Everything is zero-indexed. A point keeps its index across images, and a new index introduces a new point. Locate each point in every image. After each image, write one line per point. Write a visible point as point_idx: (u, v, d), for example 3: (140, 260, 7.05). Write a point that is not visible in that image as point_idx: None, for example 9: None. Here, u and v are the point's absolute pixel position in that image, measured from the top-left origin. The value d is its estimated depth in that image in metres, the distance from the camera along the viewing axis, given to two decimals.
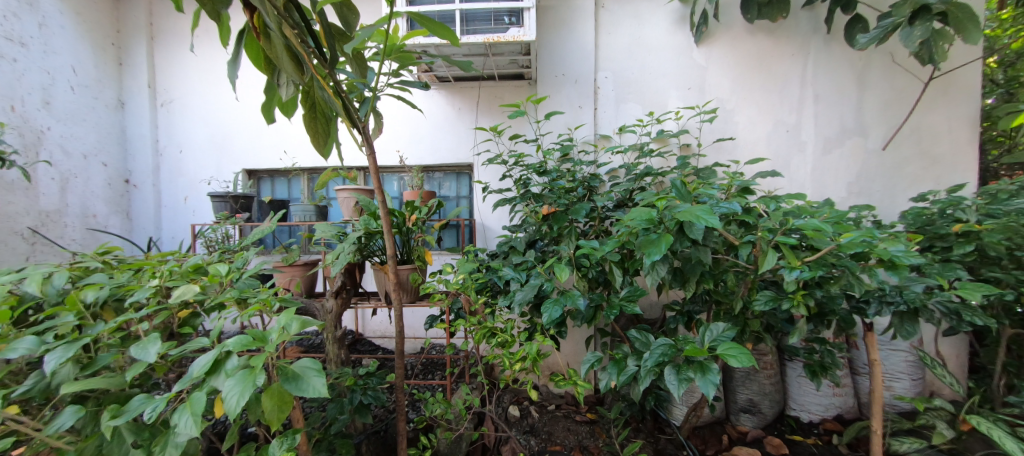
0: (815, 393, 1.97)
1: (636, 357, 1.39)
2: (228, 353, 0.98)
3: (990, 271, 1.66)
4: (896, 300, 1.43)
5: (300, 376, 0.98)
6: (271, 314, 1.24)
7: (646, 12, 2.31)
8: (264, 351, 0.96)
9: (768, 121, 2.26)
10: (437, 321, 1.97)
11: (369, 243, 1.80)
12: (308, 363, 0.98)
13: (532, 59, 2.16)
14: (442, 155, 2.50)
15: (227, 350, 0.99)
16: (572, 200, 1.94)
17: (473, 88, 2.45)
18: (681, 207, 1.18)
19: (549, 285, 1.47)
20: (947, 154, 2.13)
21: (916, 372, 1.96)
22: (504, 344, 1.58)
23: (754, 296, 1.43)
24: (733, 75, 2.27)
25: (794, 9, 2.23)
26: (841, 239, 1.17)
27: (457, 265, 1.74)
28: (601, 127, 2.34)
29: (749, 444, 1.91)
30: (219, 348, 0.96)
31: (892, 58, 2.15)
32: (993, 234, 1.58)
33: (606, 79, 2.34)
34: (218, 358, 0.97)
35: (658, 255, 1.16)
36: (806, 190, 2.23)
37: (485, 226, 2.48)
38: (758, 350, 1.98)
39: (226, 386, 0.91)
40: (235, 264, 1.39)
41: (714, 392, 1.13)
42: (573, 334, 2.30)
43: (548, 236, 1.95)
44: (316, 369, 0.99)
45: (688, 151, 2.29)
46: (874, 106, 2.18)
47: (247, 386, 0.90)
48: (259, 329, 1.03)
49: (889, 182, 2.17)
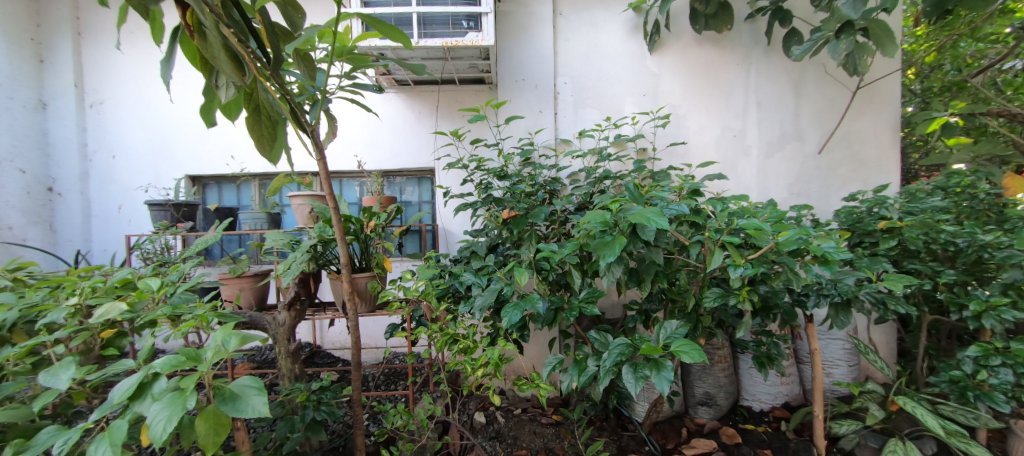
0: (764, 383, 2.09)
1: (596, 358, 1.42)
2: (156, 376, 0.91)
3: (911, 263, 1.81)
4: (831, 292, 1.53)
5: (238, 396, 0.93)
6: (209, 331, 1.16)
7: (601, 20, 2.37)
8: (197, 371, 0.90)
9: (717, 127, 2.38)
10: (399, 330, 1.92)
11: (325, 251, 1.74)
12: (247, 382, 0.93)
13: (492, 64, 2.16)
14: (402, 160, 2.46)
15: (154, 372, 0.92)
16: (532, 204, 1.96)
17: (432, 92, 2.41)
18: (634, 209, 1.22)
19: (509, 289, 1.46)
20: (873, 157, 2.32)
21: (852, 359, 2.11)
22: (466, 350, 1.57)
23: (704, 293, 1.50)
24: (684, 83, 2.38)
25: (737, 21, 2.36)
26: (779, 237, 1.25)
27: (417, 271, 1.72)
28: (561, 132, 2.38)
29: (706, 435, 1.99)
30: (145, 370, 0.89)
31: (824, 69, 2.33)
32: (912, 229, 1.74)
33: (565, 84, 2.39)
34: (143, 381, 0.90)
35: (613, 256, 1.19)
36: (751, 191, 2.36)
37: (447, 231, 2.44)
38: (712, 345, 2.07)
39: (152, 411, 0.84)
40: (169, 279, 1.30)
41: (669, 388, 1.16)
42: (536, 336, 2.31)
43: (508, 240, 1.96)
44: (257, 387, 0.94)
45: (644, 155, 2.37)
46: (810, 113, 2.35)
47: (176, 410, 0.84)
48: (192, 347, 0.97)
49: (825, 183, 2.34)
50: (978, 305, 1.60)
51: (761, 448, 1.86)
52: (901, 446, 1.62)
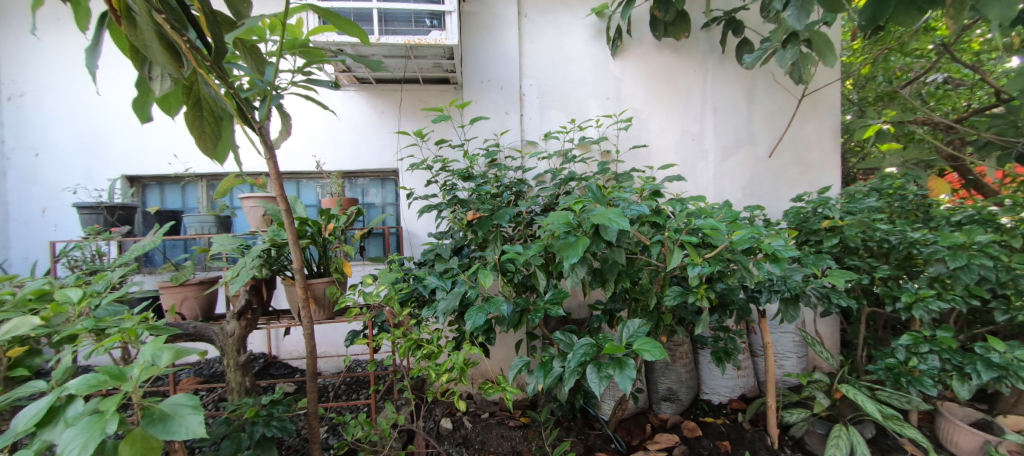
0: (722, 376, 2.17)
1: (561, 359, 1.42)
2: (72, 399, 0.85)
3: (852, 260, 1.94)
4: (781, 288, 1.62)
5: (170, 416, 0.87)
6: (138, 346, 1.08)
7: (565, 24, 2.40)
8: (120, 391, 0.84)
9: (676, 130, 2.46)
10: (359, 337, 1.85)
11: (279, 256, 1.65)
12: (181, 400, 0.88)
13: (456, 64, 2.13)
14: (364, 160, 2.38)
15: (67, 395, 0.86)
16: (496, 205, 1.95)
17: (395, 91, 2.35)
18: (597, 210, 1.23)
19: (473, 292, 1.44)
20: (817, 160, 2.47)
21: (801, 350, 2.23)
22: (430, 355, 1.53)
23: (665, 291, 1.54)
24: (645, 87, 2.44)
25: (694, 30, 2.45)
26: (733, 237, 1.30)
27: (378, 276, 1.67)
28: (527, 133, 2.39)
29: (669, 430, 2.04)
30: (58, 392, 0.83)
31: (773, 77, 2.45)
32: (851, 228, 1.86)
33: (530, 86, 2.39)
34: (55, 405, 0.83)
35: (576, 257, 1.20)
36: (708, 192, 2.46)
37: (411, 234, 2.39)
38: (674, 342, 2.13)
39: (65, 438, 0.77)
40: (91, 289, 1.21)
41: (632, 387, 1.17)
42: (502, 339, 2.30)
43: (473, 242, 1.93)
44: (192, 406, 0.89)
45: (608, 157, 2.41)
46: (761, 118, 2.47)
47: (92, 436, 0.77)
48: (115, 365, 0.90)
49: (775, 184, 2.47)
50: (910, 297, 1.73)
51: (720, 440, 1.92)
52: (845, 431, 1.73)
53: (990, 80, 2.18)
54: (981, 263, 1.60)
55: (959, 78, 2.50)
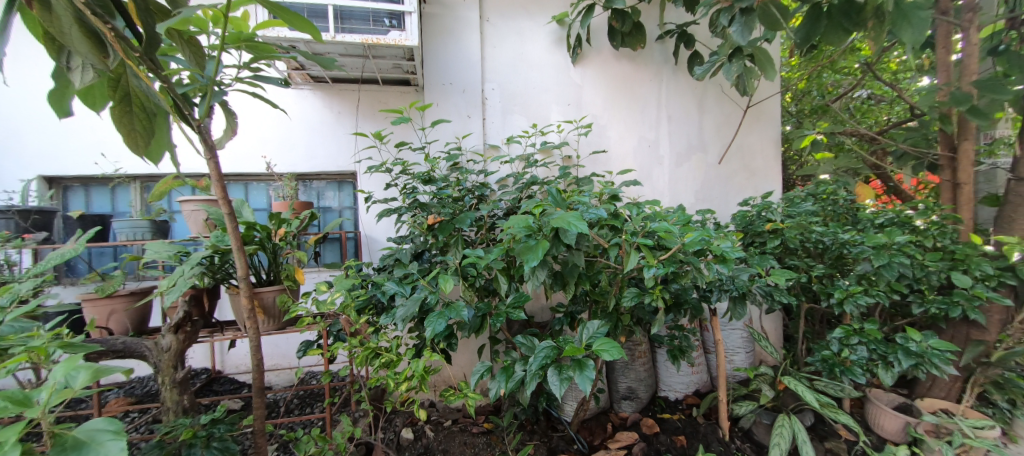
0: (678, 373, 2.26)
1: (522, 363, 1.42)
2: None
3: (792, 260, 2.08)
4: (730, 287, 1.70)
5: (87, 443, 0.82)
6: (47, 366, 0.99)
7: (526, 30, 2.42)
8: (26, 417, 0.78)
9: (634, 137, 2.54)
10: (313, 347, 1.76)
11: (224, 264, 1.55)
12: (100, 426, 0.84)
13: (417, 66, 2.09)
14: (319, 162, 2.29)
15: None
16: (457, 209, 1.93)
17: (352, 91, 2.27)
18: (556, 214, 1.24)
19: (433, 297, 1.41)
20: (761, 167, 2.63)
21: (748, 346, 2.36)
22: (389, 364, 1.48)
23: (623, 293, 1.58)
24: (604, 95, 2.51)
25: (649, 41, 2.55)
26: (685, 239, 1.36)
27: (333, 283, 1.61)
28: (490, 137, 2.38)
29: (629, 428, 2.08)
30: None
31: (722, 88, 2.59)
32: (791, 230, 2.00)
33: (493, 91, 2.39)
34: None
35: (536, 261, 1.20)
36: (664, 197, 2.55)
37: (370, 238, 2.31)
38: (633, 341, 2.19)
39: None
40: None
41: (591, 387, 1.19)
42: (465, 345, 2.27)
43: (434, 246, 1.90)
44: (113, 431, 0.84)
45: (569, 162, 2.45)
46: (711, 127, 2.60)
47: None
48: (18, 392, 0.85)
49: (725, 189, 2.61)
50: (842, 293, 1.87)
51: (676, 434, 1.98)
52: (788, 421, 1.84)
53: (905, 96, 2.42)
54: (900, 261, 1.76)
55: (880, 94, 2.76)
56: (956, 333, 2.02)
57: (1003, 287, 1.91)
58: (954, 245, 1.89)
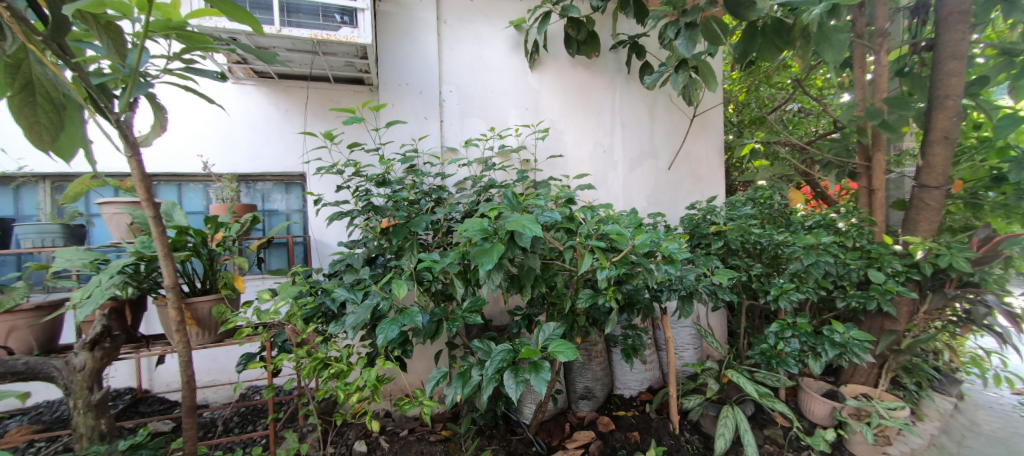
0: (632, 371, 2.33)
1: (479, 367, 1.41)
2: None
3: (734, 260, 2.21)
4: (678, 286, 1.78)
5: None
6: None
7: (484, 33, 2.41)
8: None
9: (590, 142, 2.60)
10: (255, 359, 1.64)
11: (151, 272, 1.43)
12: None
13: (371, 65, 2.02)
14: (263, 163, 2.15)
15: None
16: (413, 212, 1.88)
17: (300, 88, 2.16)
18: (511, 217, 1.25)
19: (386, 304, 1.36)
20: (706, 173, 2.79)
21: (696, 342, 2.48)
22: (339, 375, 1.41)
23: (578, 294, 1.61)
24: (561, 101, 2.55)
25: (604, 50, 2.63)
26: (635, 241, 1.40)
27: (278, 290, 1.52)
28: (447, 140, 2.35)
29: (586, 427, 2.12)
30: None
31: (671, 98, 2.72)
32: (732, 232, 2.13)
33: (450, 93, 2.36)
34: None
35: (491, 264, 1.20)
36: (618, 201, 2.63)
37: (321, 243, 2.20)
38: (590, 342, 2.24)
39: None
40: None
41: (546, 389, 1.20)
42: (421, 352, 2.21)
43: (388, 250, 1.84)
44: None
45: (526, 166, 2.47)
46: (661, 134, 2.72)
47: None
48: None
49: (674, 194, 2.73)
50: (777, 290, 2.01)
51: (630, 431, 2.03)
52: (731, 412, 1.95)
53: (830, 111, 2.65)
54: (826, 260, 1.92)
55: (808, 107, 3.01)
56: (873, 325, 2.23)
57: (909, 282, 2.13)
58: (869, 245, 2.09)
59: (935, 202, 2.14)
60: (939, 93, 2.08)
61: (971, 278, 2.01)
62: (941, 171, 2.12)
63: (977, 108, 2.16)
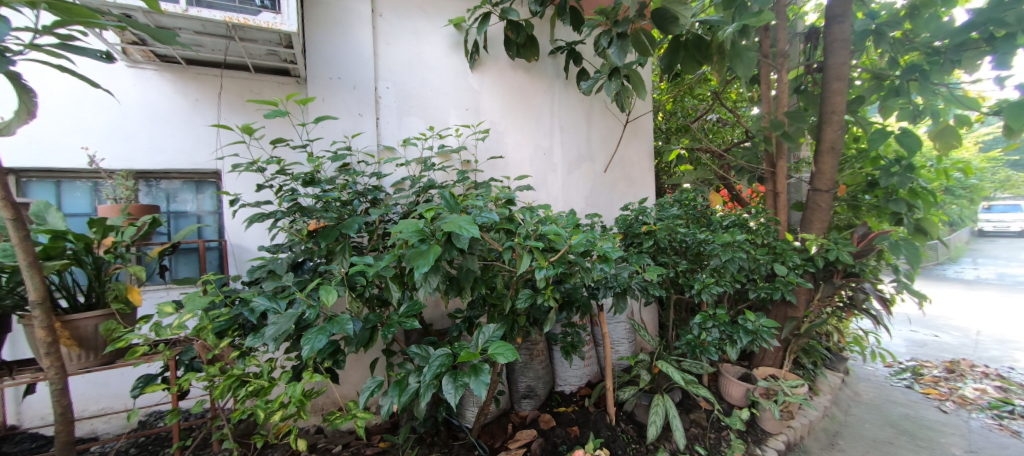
0: (572, 367, 2.38)
1: (416, 374, 1.36)
2: None
3: (663, 257, 2.35)
4: (613, 284, 1.85)
5: None
6: None
7: (423, 30, 2.34)
8: None
9: (530, 145, 2.62)
10: (156, 381, 1.44)
11: (16, 284, 1.22)
12: None
13: (296, 55, 1.88)
14: (166, 158, 1.91)
15: None
16: (344, 214, 1.76)
17: (213, 76, 1.95)
18: (448, 218, 1.21)
19: (312, 312, 1.27)
20: (638, 176, 2.95)
21: (630, 337, 2.61)
22: (258, 392, 1.28)
23: (518, 295, 1.61)
24: (501, 103, 2.55)
25: (542, 55, 2.67)
26: (572, 241, 1.44)
27: (184, 302, 1.35)
28: (384, 138, 2.24)
29: (527, 426, 2.13)
30: None
31: (605, 105, 2.84)
32: (661, 232, 2.27)
33: (386, 90, 2.26)
34: None
35: (427, 266, 1.15)
36: (558, 202, 2.68)
37: (239, 248, 2.00)
38: (531, 341, 2.26)
39: None
40: None
41: (486, 392, 1.18)
42: (356, 361, 2.09)
43: (316, 254, 1.70)
44: None
45: (467, 167, 2.43)
46: (597, 138, 2.83)
47: None
48: None
49: (609, 196, 2.85)
50: (700, 285, 2.16)
51: (570, 426, 2.07)
52: (662, 400, 2.06)
53: (742, 121, 2.92)
54: (740, 255, 2.11)
55: (725, 118, 3.26)
56: (778, 313, 2.48)
57: (806, 273, 2.40)
58: (775, 241, 2.33)
59: (825, 204, 2.44)
60: (828, 108, 2.37)
61: (853, 269, 2.32)
62: (830, 177, 2.41)
63: (856, 122, 2.50)
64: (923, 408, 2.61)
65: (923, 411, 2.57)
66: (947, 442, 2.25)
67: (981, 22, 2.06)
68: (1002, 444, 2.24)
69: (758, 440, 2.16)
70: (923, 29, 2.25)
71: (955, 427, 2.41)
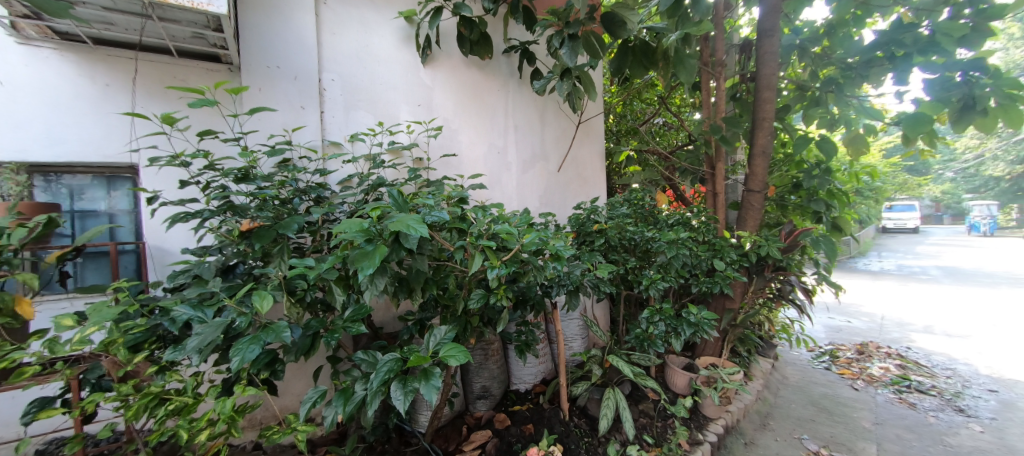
0: (527, 365, 2.39)
1: (362, 381, 1.29)
2: None
3: (613, 255, 2.40)
4: (565, 281, 1.86)
5: None
6: None
7: (371, 21, 2.24)
8: None
9: (484, 143, 2.59)
10: (54, 405, 1.26)
11: None
12: None
13: (227, 39, 1.72)
14: (68, 150, 1.68)
15: None
16: (282, 212, 1.64)
17: (127, 59, 1.75)
18: (395, 217, 1.16)
19: (244, 320, 1.16)
20: (590, 176, 3.05)
21: (583, 333, 2.66)
22: (180, 411, 1.15)
23: (470, 295, 1.58)
24: (454, 100, 2.49)
25: (496, 53, 2.65)
26: (524, 239, 1.42)
27: (89, 313, 1.19)
28: (329, 133, 2.12)
29: (483, 427, 2.10)
30: None
31: (558, 105, 2.88)
32: (612, 230, 2.33)
33: (332, 82, 2.13)
34: None
35: (372, 268, 1.09)
36: (513, 201, 2.67)
37: (160, 251, 1.80)
38: (486, 340, 2.23)
39: None
40: None
41: (437, 396, 1.14)
42: (298, 369, 1.96)
43: (250, 256, 1.57)
44: None
45: (419, 165, 2.35)
46: (550, 139, 2.86)
47: None
48: None
49: (563, 195, 2.90)
50: (647, 280, 2.24)
51: (525, 424, 2.07)
52: (613, 394, 2.11)
53: (685, 125, 3.07)
54: (684, 252, 2.21)
55: (670, 122, 3.40)
56: (718, 305, 2.62)
57: (741, 268, 2.56)
58: (714, 238, 2.46)
59: (757, 204, 2.61)
60: (759, 116, 2.55)
61: (781, 263, 2.51)
62: (761, 178, 2.58)
63: (784, 128, 2.70)
64: (839, 387, 2.88)
65: (839, 390, 2.84)
66: (859, 416, 2.49)
67: (885, 42, 2.22)
68: (902, 415, 2.51)
69: (700, 425, 2.27)
70: (839, 46, 2.46)
71: (865, 402, 2.67)
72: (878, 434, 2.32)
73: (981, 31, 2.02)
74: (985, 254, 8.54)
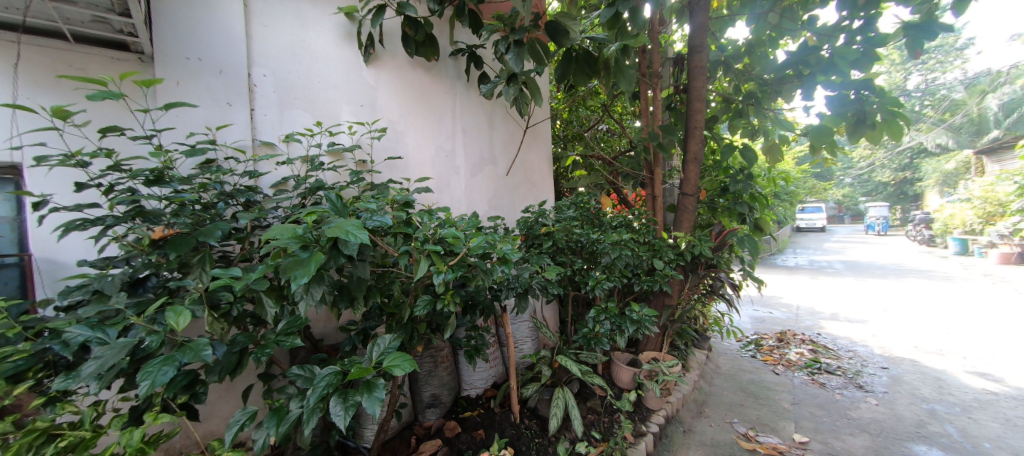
0: (478, 370, 2.35)
1: (298, 398, 1.20)
2: None
3: (560, 257, 2.45)
4: (514, 284, 1.85)
5: None
6: None
7: (308, 16, 2.11)
8: None
9: (431, 146, 2.53)
10: None
11: None
12: None
13: (136, 26, 1.54)
14: None
15: None
16: (204, 218, 1.49)
17: (8, 42, 1.52)
18: (333, 222, 1.09)
19: (156, 339, 1.04)
20: (538, 180, 3.11)
21: (532, 335, 2.68)
22: (75, 448, 1.00)
23: (415, 302, 1.53)
24: (400, 101, 2.40)
25: (443, 55, 2.61)
26: (470, 243, 1.40)
27: None
28: (260, 133, 1.96)
29: (433, 436, 2.04)
30: None
31: (506, 110, 2.90)
32: (559, 233, 2.37)
33: (263, 78, 1.97)
34: None
35: (306, 277, 1.02)
36: (462, 205, 2.64)
37: (52, 264, 1.58)
38: (435, 347, 2.17)
39: None
40: None
41: (380, 409, 1.08)
42: (225, 389, 1.80)
43: (164, 268, 1.40)
44: None
45: (362, 167, 2.24)
46: (499, 142, 2.86)
47: None
48: None
49: (512, 199, 2.92)
50: (593, 281, 2.29)
51: (476, 430, 2.04)
52: (562, 393, 2.14)
53: (626, 131, 3.21)
54: (626, 253, 2.30)
55: (613, 128, 3.53)
56: (658, 302, 2.76)
57: (678, 267, 2.71)
58: (653, 239, 2.60)
59: (691, 206, 2.78)
60: (691, 125, 2.72)
61: (712, 261, 2.69)
62: (694, 183, 2.76)
63: (713, 137, 2.90)
64: (763, 372, 3.14)
65: (764, 375, 3.09)
66: (780, 398, 2.73)
67: (795, 62, 2.45)
68: (815, 394, 2.79)
69: (643, 417, 2.36)
70: (757, 63, 2.71)
71: (785, 385, 2.93)
72: (796, 413, 2.55)
73: (871, 55, 2.25)
74: (879, 250, 9.73)
